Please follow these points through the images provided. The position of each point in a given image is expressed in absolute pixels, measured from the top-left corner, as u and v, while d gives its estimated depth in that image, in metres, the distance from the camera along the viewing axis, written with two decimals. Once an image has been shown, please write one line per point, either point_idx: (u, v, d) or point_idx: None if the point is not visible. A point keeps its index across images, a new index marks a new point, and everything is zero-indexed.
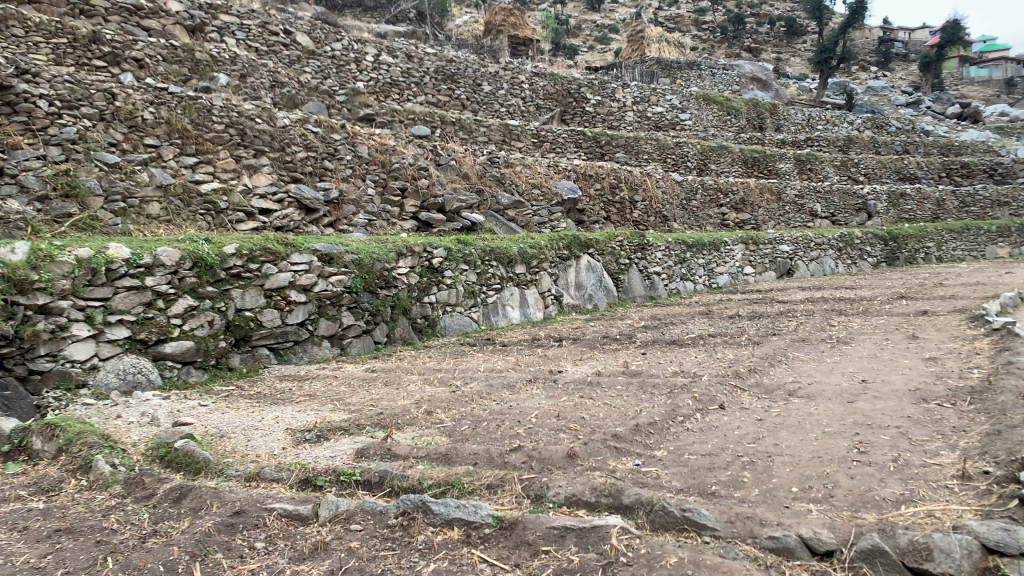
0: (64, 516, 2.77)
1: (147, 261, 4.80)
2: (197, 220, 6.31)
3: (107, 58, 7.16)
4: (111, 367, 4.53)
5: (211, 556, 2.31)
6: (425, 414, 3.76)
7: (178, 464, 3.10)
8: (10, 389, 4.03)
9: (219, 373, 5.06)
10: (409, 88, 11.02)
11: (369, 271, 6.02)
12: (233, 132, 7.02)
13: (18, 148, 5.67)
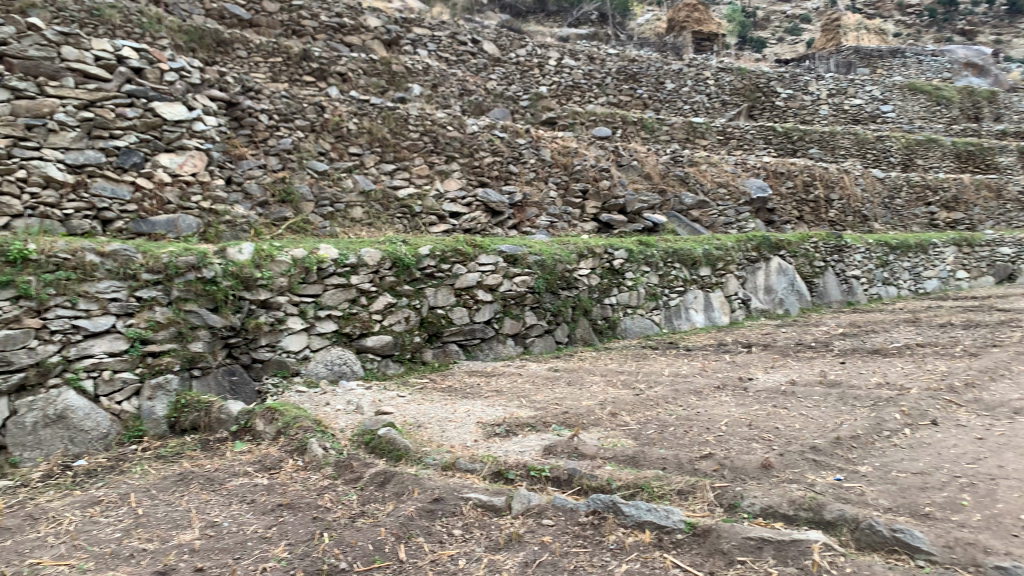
0: (285, 492, 3.06)
1: (352, 261, 5.17)
2: (395, 223, 6.73)
3: (315, 74, 7.78)
4: (321, 358, 4.95)
5: (414, 539, 2.45)
6: (610, 416, 3.77)
7: (381, 450, 3.31)
8: (238, 374, 4.63)
9: (415, 367, 5.36)
10: (591, 90, 11.08)
11: (551, 272, 6.11)
12: (427, 139, 7.39)
13: (243, 158, 6.30)
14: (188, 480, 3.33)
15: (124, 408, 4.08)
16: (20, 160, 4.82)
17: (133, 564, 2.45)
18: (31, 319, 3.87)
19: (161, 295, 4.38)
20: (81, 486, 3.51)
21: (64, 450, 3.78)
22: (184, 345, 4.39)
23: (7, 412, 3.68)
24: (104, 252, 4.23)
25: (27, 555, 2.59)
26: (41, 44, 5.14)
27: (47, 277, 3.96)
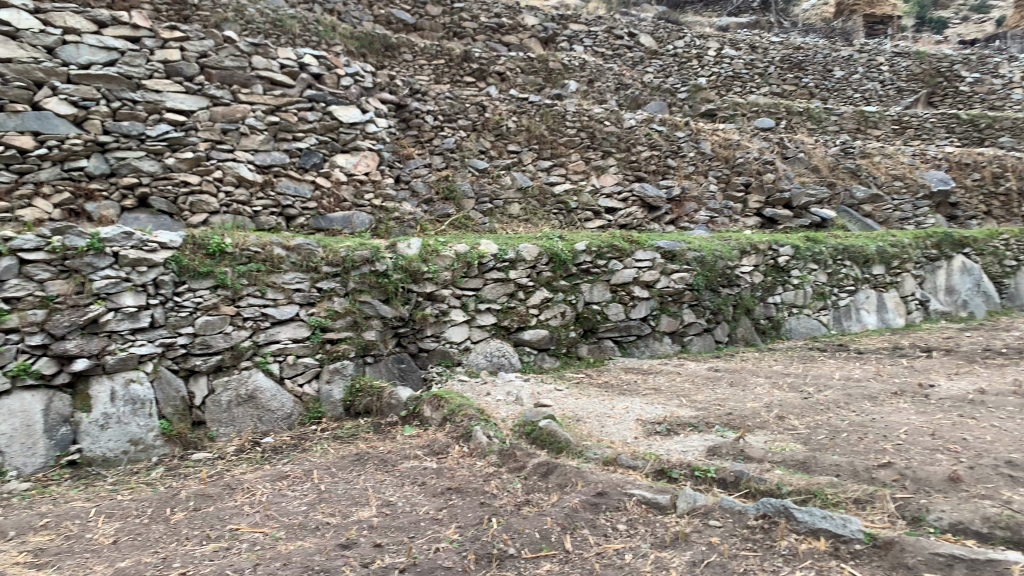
0: (452, 476, 3.19)
1: (511, 256, 5.27)
2: (551, 219, 6.82)
3: (476, 74, 7.99)
4: (481, 349, 5.08)
5: (579, 531, 2.50)
6: (776, 419, 3.65)
7: (542, 442, 3.36)
8: (406, 362, 4.89)
9: (570, 361, 5.40)
10: (753, 80, 10.67)
11: (711, 269, 5.94)
12: (584, 135, 7.41)
13: (410, 158, 6.59)
14: (363, 460, 3.54)
15: (305, 390, 4.44)
16: (217, 161, 5.29)
17: (319, 536, 2.65)
18: (227, 306, 4.29)
19: (339, 287, 4.67)
20: (270, 461, 3.85)
21: (254, 428, 4.20)
22: (359, 333, 4.67)
23: (207, 391, 4.18)
24: (290, 246, 4.57)
25: (228, 521, 2.85)
26: (235, 55, 5.62)
27: (241, 269, 4.36)
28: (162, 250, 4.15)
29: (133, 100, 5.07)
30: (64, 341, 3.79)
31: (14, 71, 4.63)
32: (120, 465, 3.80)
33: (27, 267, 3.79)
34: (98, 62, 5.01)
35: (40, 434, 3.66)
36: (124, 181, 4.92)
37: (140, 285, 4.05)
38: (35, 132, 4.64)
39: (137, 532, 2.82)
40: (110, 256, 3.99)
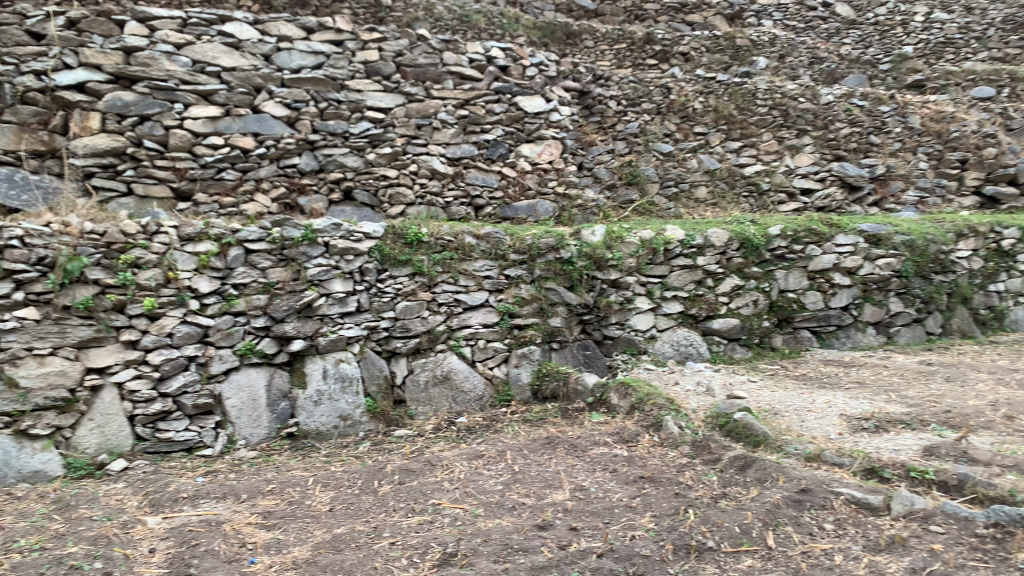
0: (645, 465, 3.16)
1: (699, 242, 5.10)
2: (740, 202, 6.57)
3: (659, 56, 7.75)
4: (667, 338, 5.00)
5: (782, 528, 2.39)
6: (1005, 419, 3.29)
7: (738, 435, 3.26)
8: (591, 349, 4.90)
9: (763, 352, 5.18)
10: (968, 45, 9.04)
11: (922, 254, 5.44)
12: (776, 113, 7.01)
13: (593, 145, 6.60)
14: (554, 444, 3.60)
15: (495, 373, 4.59)
16: (412, 156, 5.57)
17: (516, 515, 2.72)
18: (424, 292, 4.50)
19: (526, 274, 4.77)
20: (465, 441, 4.02)
21: (450, 408, 4.40)
22: (545, 319, 4.73)
23: (406, 370, 4.42)
24: (480, 235, 4.71)
25: (430, 496, 3.00)
26: (428, 52, 5.78)
27: (436, 257, 4.55)
28: (366, 239, 4.42)
29: (338, 100, 5.41)
30: (283, 323, 4.16)
31: (237, 79, 5.11)
32: (331, 439, 4.14)
33: (252, 256, 4.17)
34: (308, 66, 5.38)
35: (264, 407, 4.07)
36: (331, 176, 5.32)
37: (347, 272, 4.34)
38: (255, 134, 5.11)
39: (349, 501, 3.03)
40: (322, 246, 4.31)
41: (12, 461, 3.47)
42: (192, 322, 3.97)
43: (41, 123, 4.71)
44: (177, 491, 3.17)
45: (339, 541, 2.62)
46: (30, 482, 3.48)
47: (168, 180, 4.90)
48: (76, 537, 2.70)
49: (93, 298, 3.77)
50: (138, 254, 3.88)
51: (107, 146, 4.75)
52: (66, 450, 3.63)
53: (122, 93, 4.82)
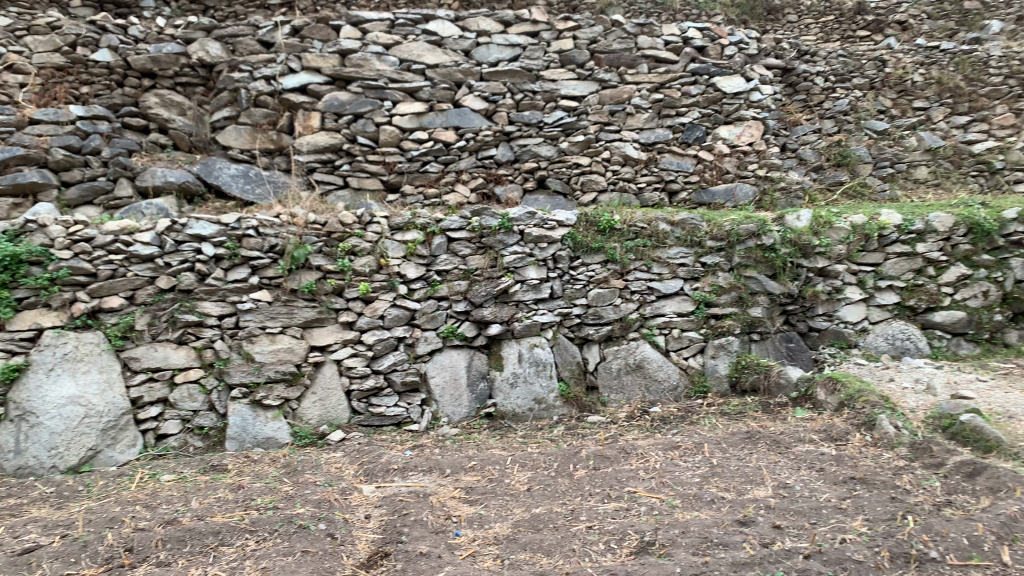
0: (855, 465, 2.97)
1: (919, 227, 4.67)
2: (968, 182, 6.04)
3: (871, 27, 7.11)
4: (881, 331, 4.63)
5: (1020, 544, 2.16)
6: None
7: (964, 438, 2.98)
8: (795, 341, 4.65)
9: (994, 349, 4.63)
10: None
11: None
12: (1014, 82, 6.26)
13: (798, 124, 6.14)
14: (755, 439, 3.46)
15: (691, 363, 4.49)
16: (605, 143, 5.56)
17: (715, 509, 2.66)
18: (616, 280, 4.49)
19: (724, 262, 4.60)
20: (660, 431, 3.98)
21: (643, 397, 4.37)
22: (744, 309, 4.55)
23: (598, 358, 4.45)
24: (674, 221, 4.62)
25: (626, 483, 3.01)
26: (623, 37, 5.70)
27: (629, 244, 4.52)
28: (559, 227, 4.47)
29: (533, 90, 5.49)
30: (482, 308, 4.33)
31: (440, 75, 5.35)
32: (527, 420, 4.26)
33: (454, 244, 4.35)
34: (505, 58, 5.53)
35: (464, 388, 4.26)
36: (526, 166, 5.42)
37: (542, 259, 4.42)
38: (456, 127, 5.32)
39: (546, 482, 3.10)
40: (517, 234, 4.40)
41: (250, 428, 3.91)
42: (401, 305, 4.23)
43: (270, 124, 5.22)
44: (389, 463, 3.39)
45: (538, 520, 2.69)
46: (264, 447, 3.90)
47: (379, 173, 5.24)
48: (303, 499, 2.98)
49: (316, 282, 4.13)
50: (354, 242, 4.19)
51: (326, 143, 5.16)
52: (293, 420, 4.01)
53: (339, 93, 5.23)
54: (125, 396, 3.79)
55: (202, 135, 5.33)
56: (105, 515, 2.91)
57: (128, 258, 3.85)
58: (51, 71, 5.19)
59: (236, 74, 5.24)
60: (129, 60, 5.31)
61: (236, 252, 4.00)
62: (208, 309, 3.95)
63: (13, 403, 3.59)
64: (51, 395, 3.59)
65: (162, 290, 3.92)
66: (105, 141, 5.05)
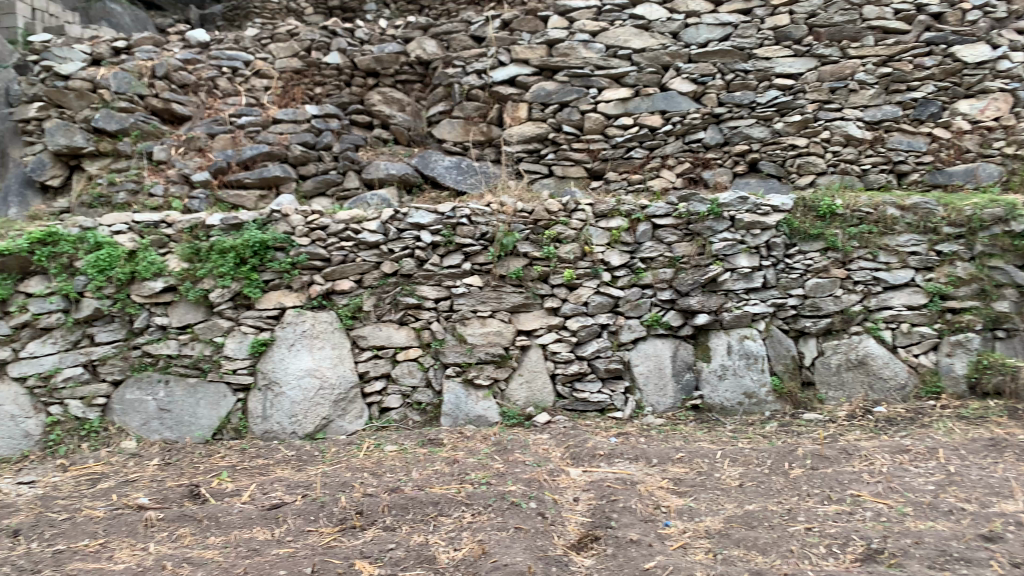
0: None
1: None
2: None
3: None
4: None
5: None
6: None
7: None
8: None
9: None
10: None
11: None
12: None
13: None
14: (1000, 447, 3.12)
15: (922, 361, 4.12)
16: (824, 122, 5.20)
17: (955, 521, 2.43)
18: (837, 269, 4.21)
19: (963, 250, 4.16)
20: (885, 433, 3.69)
21: (866, 395, 4.08)
22: (988, 303, 4.09)
23: (816, 352, 4.21)
24: (905, 206, 4.25)
25: (848, 486, 2.82)
26: (845, 8, 5.26)
27: (852, 231, 4.21)
28: (774, 213, 4.25)
29: (745, 70, 5.24)
30: (689, 297, 4.22)
31: (647, 59, 5.25)
32: (736, 415, 4.11)
33: (660, 230, 4.28)
34: (715, 38, 5.30)
35: (670, 377, 4.20)
36: (737, 149, 5.20)
37: (754, 247, 4.24)
38: (663, 111, 5.22)
39: (760, 479, 2.99)
40: (728, 220, 4.25)
41: (462, 405, 4.11)
42: (605, 293, 4.24)
43: (481, 116, 5.47)
44: (595, 448, 3.41)
45: (751, 517, 2.60)
46: (475, 425, 4.08)
47: (583, 161, 5.28)
48: (514, 477, 3.08)
49: (523, 269, 4.24)
50: (560, 230, 4.25)
51: (533, 133, 5.28)
52: (502, 401, 4.16)
53: (545, 83, 5.30)
54: (353, 370, 4.13)
55: (420, 129, 5.69)
56: (338, 479, 3.19)
57: (358, 245, 4.17)
58: (290, 75, 5.73)
59: (450, 70, 5.52)
60: (356, 61, 5.73)
61: (451, 240, 4.19)
62: (426, 293, 4.19)
63: (261, 373, 4.04)
64: (292, 367, 4.02)
65: (386, 274, 4.20)
66: (336, 137, 5.48)
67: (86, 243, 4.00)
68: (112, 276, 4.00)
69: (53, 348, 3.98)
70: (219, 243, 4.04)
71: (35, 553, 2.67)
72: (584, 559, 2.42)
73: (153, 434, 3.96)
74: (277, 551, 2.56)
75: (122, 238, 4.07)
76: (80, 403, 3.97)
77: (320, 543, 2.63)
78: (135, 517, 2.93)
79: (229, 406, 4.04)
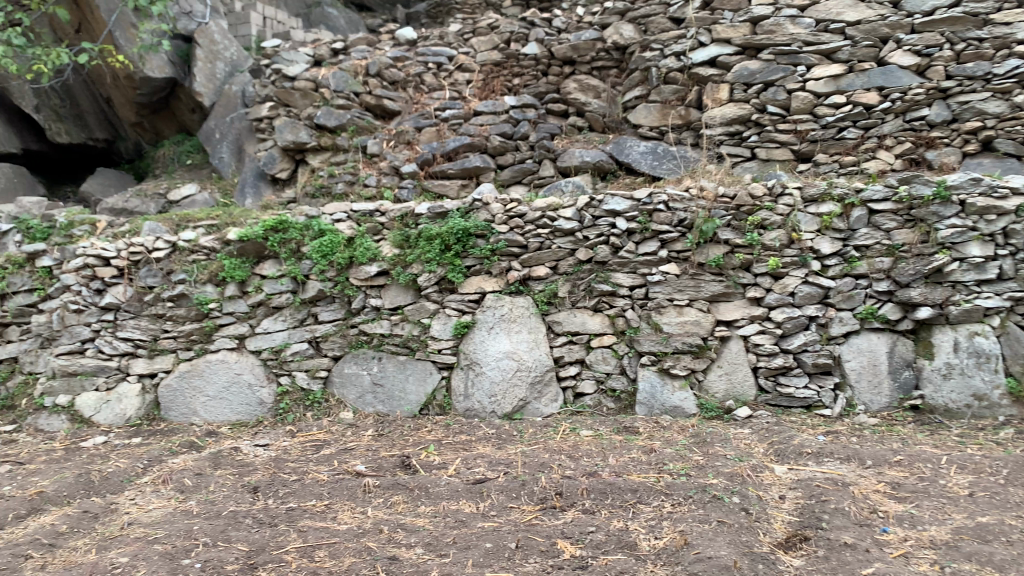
0: None
1: None
2: None
3: None
4: None
5: None
6: None
7: None
8: None
9: None
10: None
11: None
12: None
13: None
14: None
15: None
16: None
17: None
18: None
19: None
20: None
21: None
22: None
23: None
24: None
25: None
26: None
27: None
28: (1014, 195, 3.79)
29: (979, 38, 4.65)
30: (909, 289, 3.90)
31: (862, 32, 4.84)
32: (962, 418, 3.76)
33: (876, 216, 3.99)
34: (943, 5, 4.74)
35: (885, 375, 3.91)
36: (967, 126, 4.68)
37: (987, 235, 3.82)
38: (881, 87, 4.81)
39: (994, 490, 2.71)
40: (957, 205, 3.86)
41: (658, 395, 4.07)
42: (814, 283, 4.01)
43: (679, 99, 5.33)
44: (802, 445, 3.25)
45: (986, 531, 2.36)
46: (672, 415, 4.03)
47: (790, 143, 5.02)
48: (715, 470, 3.01)
49: (724, 256, 4.10)
50: (764, 216, 4.06)
51: (735, 115, 5.08)
52: (699, 392, 4.08)
53: (749, 62, 5.07)
54: (549, 354, 4.21)
55: (615, 115, 5.65)
56: (538, 460, 3.27)
57: (553, 232, 4.23)
58: (490, 68, 5.91)
59: (647, 54, 5.44)
60: (553, 50, 5.76)
61: (647, 227, 4.15)
62: (621, 280, 4.18)
63: (463, 353, 4.23)
64: (491, 349, 4.17)
65: (581, 261, 4.24)
66: (533, 127, 5.57)
67: (311, 230, 4.38)
68: (332, 260, 4.34)
69: (283, 325, 4.40)
70: (426, 231, 4.26)
71: (272, 508, 2.98)
72: (793, 558, 2.33)
73: (367, 406, 4.27)
74: (483, 525, 2.67)
75: (342, 226, 4.40)
76: (305, 375, 4.37)
77: (522, 520, 2.72)
78: (354, 482, 3.17)
79: (434, 383, 4.26)
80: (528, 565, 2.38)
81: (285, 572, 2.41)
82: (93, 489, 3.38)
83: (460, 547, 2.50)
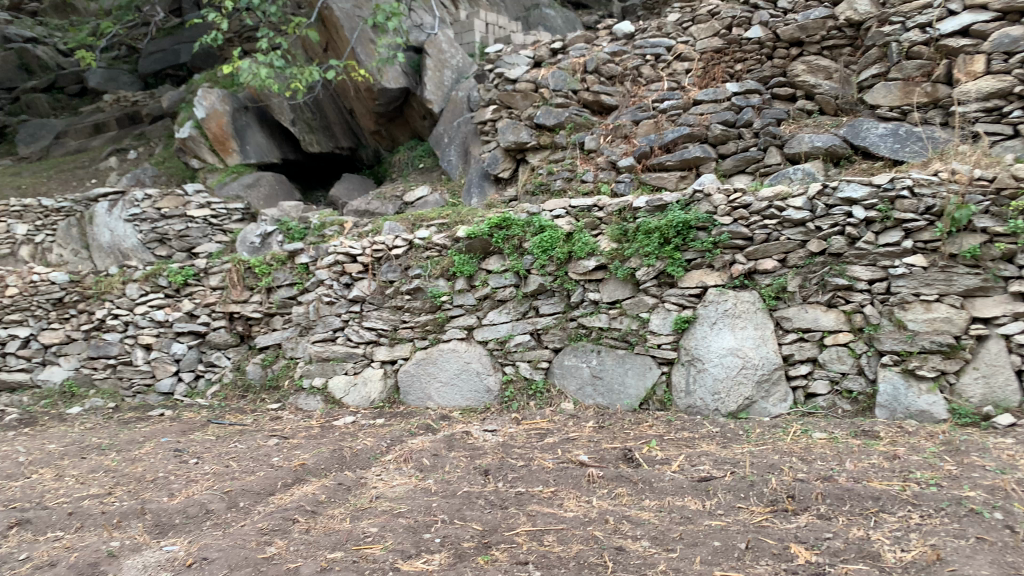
0: None
1: None
2: None
3: None
4: None
5: None
6: None
7: None
8: None
9: None
10: None
11: None
12: None
13: None
14: None
15: None
16: None
17: None
18: None
19: None
20: None
21: None
22: None
23: None
24: None
25: None
26: None
27: None
28: None
29: None
30: None
31: None
32: None
33: None
34: None
35: None
36: None
37: None
38: None
39: None
40: None
41: (902, 398, 3.75)
42: None
43: (925, 75, 4.87)
44: None
45: None
46: (918, 420, 3.69)
47: None
48: (973, 482, 2.73)
49: (981, 247, 3.68)
50: None
51: (993, 88, 4.52)
52: (952, 397, 3.67)
53: (1010, 28, 4.47)
54: (777, 351, 4.03)
55: (849, 97, 5.27)
56: (767, 461, 3.15)
57: (782, 223, 4.05)
58: (711, 55, 5.70)
59: (887, 28, 5.02)
60: (778, 32, 5.45)
61: (888, 215, 3.85)
62: (858, 274, 3.92)
63: (684, 348, 4.17)
64: (714, 345, 4.08)
65: (812, 253, 4.02)
66: (757, 113, 5.30)
67: (532, 226, 4.53)
68: (553, 255, 4.47)
69: (507, 317, 4.60)
70: (645, 224, 4.25)
71: (502, 491, 3.14)
72: None
73: (588, 398, 4.34)
74: (710, 523, 2.63)
75: (561, 221, 4.51)
76: (528, 365, 4.54)
77: (751, 521, 2.64)
78: (579, 471, 3.25)
79: (654, 378, 4.24)
80: (759, 567, 2.31)
81: (516, 553, 2.52)
82: (345, 463, 3.74)
83: (687, 543, 2.47)
